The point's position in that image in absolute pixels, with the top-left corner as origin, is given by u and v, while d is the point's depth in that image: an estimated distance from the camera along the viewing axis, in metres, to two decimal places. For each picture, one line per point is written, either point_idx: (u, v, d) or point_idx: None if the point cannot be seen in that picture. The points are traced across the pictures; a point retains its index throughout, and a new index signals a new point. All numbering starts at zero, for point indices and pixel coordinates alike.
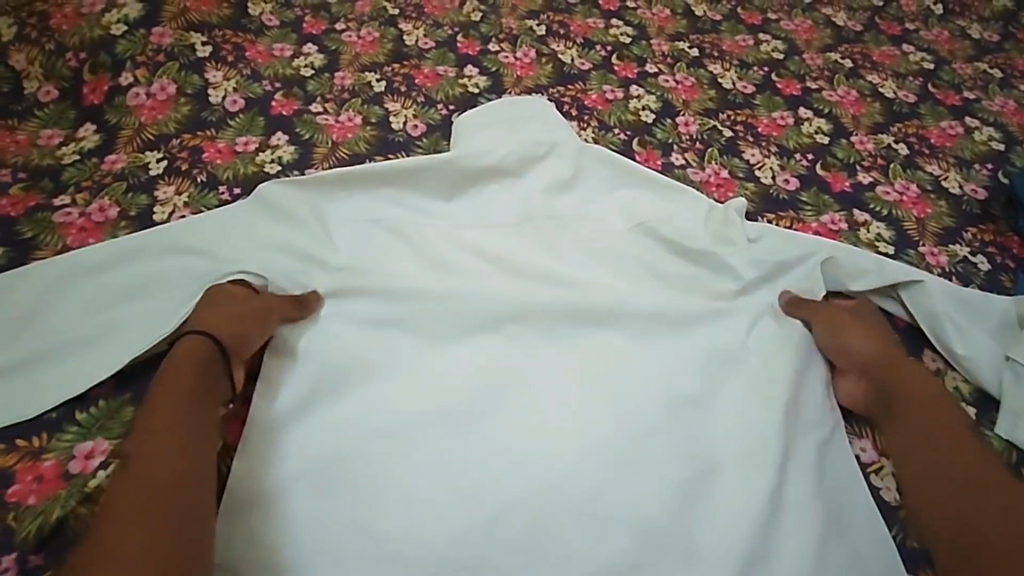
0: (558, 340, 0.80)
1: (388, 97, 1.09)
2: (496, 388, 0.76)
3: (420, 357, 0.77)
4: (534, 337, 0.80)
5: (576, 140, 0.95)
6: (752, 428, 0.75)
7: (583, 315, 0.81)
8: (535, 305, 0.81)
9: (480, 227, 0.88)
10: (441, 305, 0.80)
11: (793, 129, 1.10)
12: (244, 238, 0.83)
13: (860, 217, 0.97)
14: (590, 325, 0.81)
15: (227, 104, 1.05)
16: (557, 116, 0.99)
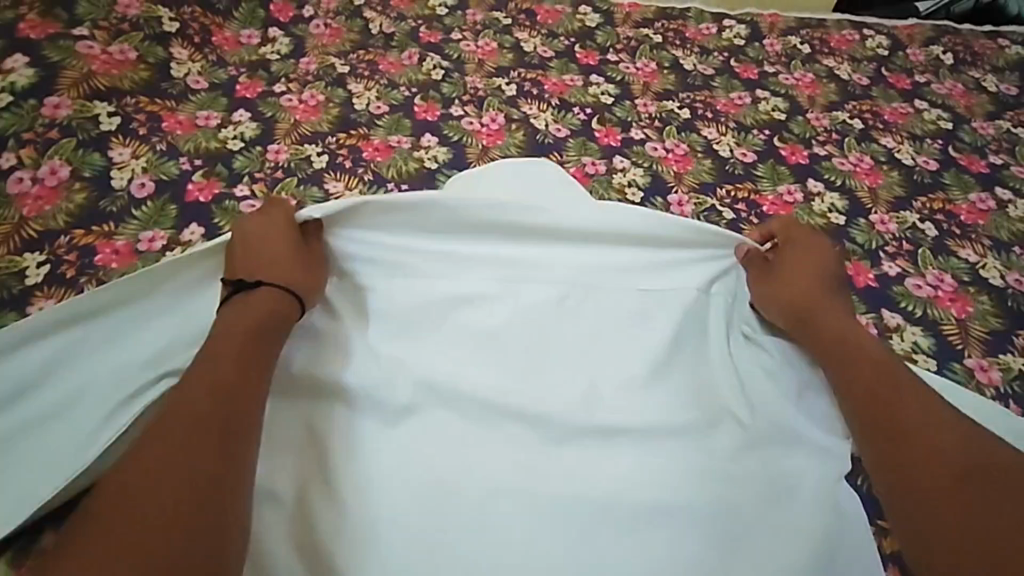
0: (524, 499, 0.67)
1: (329, 175, 0.93)
2: (466, 547, 0.64)
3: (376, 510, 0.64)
4: (495, 495, 0.67)
5: (564, 207, 0.80)
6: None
7: (554, 445, 0.70)
8: (499, 452, 0.69)
9: (444, 333, 0.75)
10: (395, 435, 0.68)
11: (801, 208, 0.95)
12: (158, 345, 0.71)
13: (892, 320, 0.81)
14: (571, 474, 0.69)
15: (133, 188, 0.87)
16: (538, 186, 0.88)
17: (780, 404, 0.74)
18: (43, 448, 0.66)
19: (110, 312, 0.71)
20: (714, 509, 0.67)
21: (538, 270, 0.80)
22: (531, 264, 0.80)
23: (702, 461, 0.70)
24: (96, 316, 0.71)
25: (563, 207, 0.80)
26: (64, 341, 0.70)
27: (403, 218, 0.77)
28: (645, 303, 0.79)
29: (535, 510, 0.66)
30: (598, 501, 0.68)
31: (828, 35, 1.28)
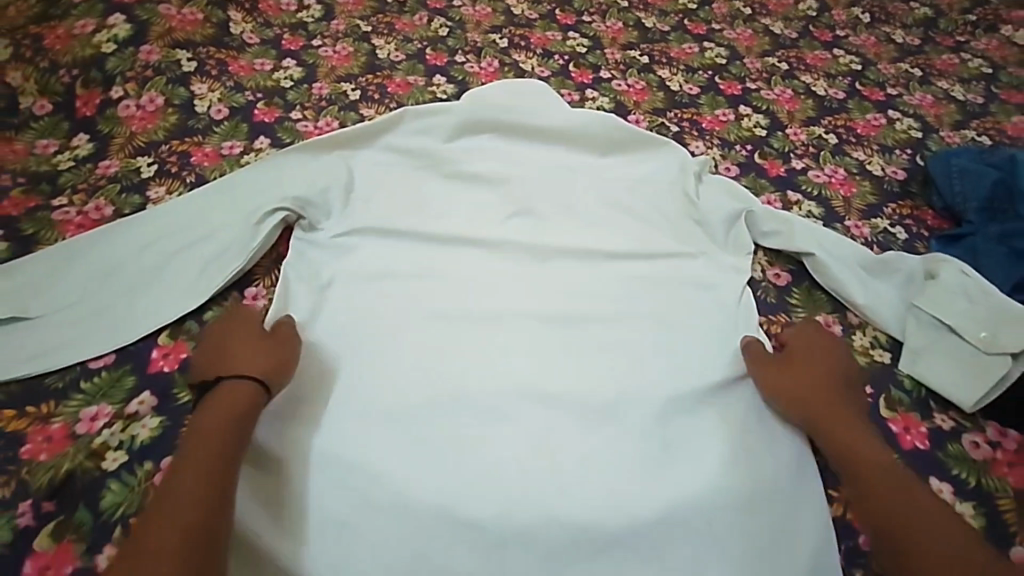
0: (518, 298, 0.91)
1: (363, 105, 1.19)
2: (492, 312, 0.90)
3: (428, 290, 0.92)
4: (477, 289, 0.92)
5: (558, 113, 1.12)
6: (692, 347, 0.87)
7: (529, 255, 0.96)
8: (501, 262, 0.96)
9: (467, 190, 1.05)
10: (438, 244, 0.97)
11: (734, 124, 1.21)
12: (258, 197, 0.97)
13: (794, 197, 1.07)
14: (543, 277, 0.94)
15: (213, 113, 1.13)
16: (543, 94, 1.16)
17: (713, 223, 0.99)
18: (180, 259, 0.90)
19: (229, 183, 1.00)
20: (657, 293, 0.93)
21: (519, 154, 1.09)
22: (513, 149, 1.10)
23: (648, 268, 0.96)
24: (221, 186, 1.00)
25: (558, 112, 1.13)
26: (195, 198, 0.98)
27: (438, 117, 1.11)
28: (606, 180, 1.06)
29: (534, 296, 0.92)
30: (558, 299, 0.92)
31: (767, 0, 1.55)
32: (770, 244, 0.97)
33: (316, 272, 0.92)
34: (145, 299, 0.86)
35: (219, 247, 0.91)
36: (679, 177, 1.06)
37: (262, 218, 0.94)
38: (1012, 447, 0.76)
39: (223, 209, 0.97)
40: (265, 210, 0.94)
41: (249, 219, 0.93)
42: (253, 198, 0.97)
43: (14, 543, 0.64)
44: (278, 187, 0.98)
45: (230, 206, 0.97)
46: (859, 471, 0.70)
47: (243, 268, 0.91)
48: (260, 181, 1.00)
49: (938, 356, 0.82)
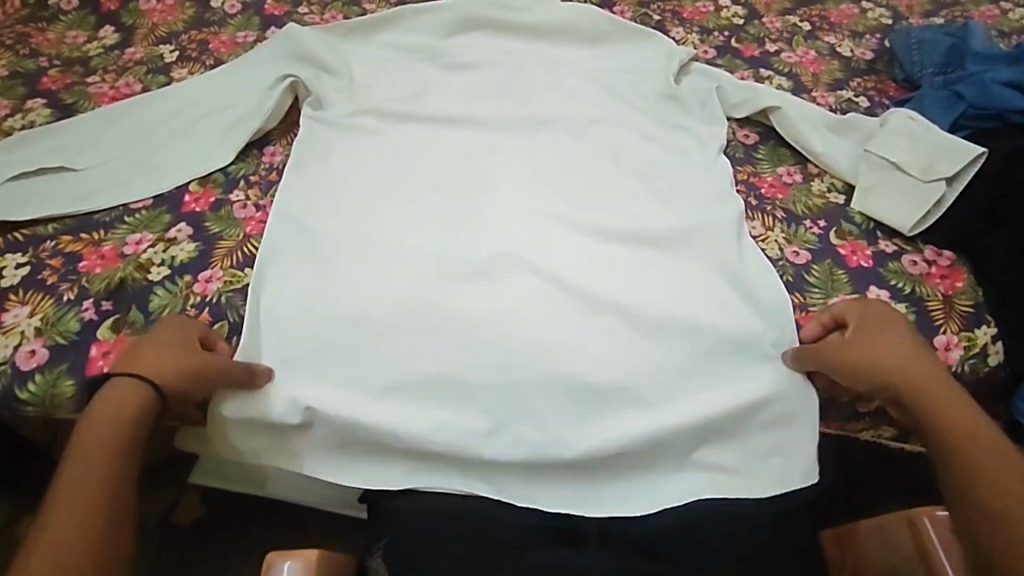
0: (511, 167, 0.97)
1: (365, 0, 1.27)
2: (488, 181, 0.95)
3: (427, 160, 0.97)
4: (472, 157, 0.98)
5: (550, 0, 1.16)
6: (670, 193, 0.95)
7: (516, 127, 1.02)
8: (497, 136, 1.01)
9: (456, 75, 1.09)
10: (435, 119, 1.02)
11: (713, 14, 1.28)
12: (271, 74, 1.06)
13: (765, 74, 1.16)
14: (531, 143, 1.00)
15: (226, 7, 1.21)
16: None
17: (689, 92, 1.06)
18: (201, 124, 0.98)
19: (238, 69, 1.07)
20: (641, 148, 1.00)
21: (508, 46, 1.13)
22: (501, 42, 1.14)
23: (633, 129, 1.02)
24: (230, 70, 1.07)
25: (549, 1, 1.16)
26: (212, 75, 1.06)
27: (429, 18, 1.14)
28: (590, 64, 1.12)
29: (525, 156, 0.98)
30: (547, 164, 0.97)
31: None
32: (744, 111, 1.03)
33: (315, 137, 0.98)
34: (170, 157, 0.94)
35: (232, 117, 0.99)
36: (660, 57, 1.12)
37: (270, 92, 1.01)
38: (946, 264, 0.86)
39: (235, 85, 1.04)
40: (272, 86, 1.02)
41: (259, 94, 1.01)
42: (262, 78, 1.05)
43: (81, 331, 0.77)
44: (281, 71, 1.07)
45: (240, 84, 1.05)
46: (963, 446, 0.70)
47: (256, 134, 0.99)
48: (265, 68, 1.08)
49: (885, 191, 0.91)
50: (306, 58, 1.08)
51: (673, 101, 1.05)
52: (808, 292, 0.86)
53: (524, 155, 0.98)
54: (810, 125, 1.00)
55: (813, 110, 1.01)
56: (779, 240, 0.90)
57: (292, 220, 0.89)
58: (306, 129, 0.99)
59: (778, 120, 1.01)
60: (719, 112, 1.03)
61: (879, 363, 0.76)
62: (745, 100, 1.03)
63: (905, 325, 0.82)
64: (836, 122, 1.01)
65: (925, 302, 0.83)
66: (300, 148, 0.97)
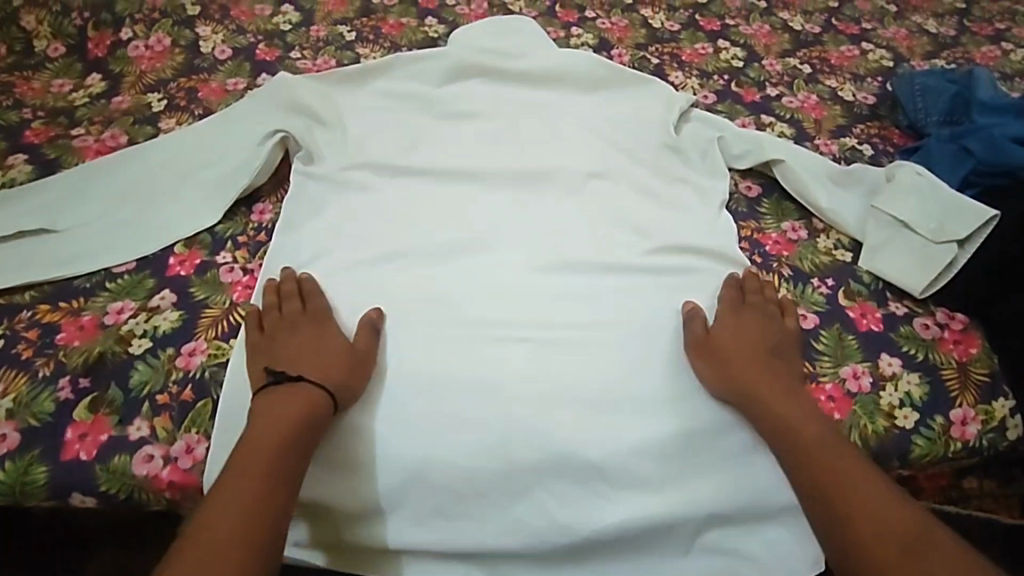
0: (509, 223, 0.94)
1: (359, 45, 1.25)
2: (486, 238, 0.92)
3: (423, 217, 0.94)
4: (468, 213, 0.95)
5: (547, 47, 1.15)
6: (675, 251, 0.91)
7: (514, 180, 0.99)
8: (494, 190, 0.98)
9: (453, 124, 1.07)
10: (431, 172, 0.99)
11: (712, 57, 1.26)
12: (262, 125, 1.04)
13: (767, 119, 1.13)
14: (529, 197, 0.97)
15: (217, 53, 1.19)
16: (535, 30, 1.17)
17: (689, 143, 1.04)
18: (188, 180, 0.95)
19: (228, 120, 1.05)
20: (641, 203, 0.97)
21: (504, 93, 1.11)
22: (497, 89, 1.12)
23: (632, 182, 0.99)
24: (220, 121, 1.04)
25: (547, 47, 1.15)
26: (200, 127, 1.03)
27: (425, 65, 1.12)
28: (588, 111, 1.10)
29: (523, 212, 0.96)
30: (545, 220, 0.95)
31: None
32: (745, 163, 1.01)
33: (307, 192, 0.95)
34: (154, 216, 0.91)
35: (220, 172, 0.96)
36: (660, 105, 1.10)
37: (261, 146, 0.99)
38: (959, 328, 0.84)
39: (224, 138, 1.02)
40: (262, 139, 0.99)
41: (249, 148, 0.98)
42: (251, 130, 1.02)
43: (57, 412, 0.73)
44: (271, 122, 1.04)
45: (229, 136, 1.02)
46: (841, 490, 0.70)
47: (245, 190, 0.96)
48: (256, 119, 1.05)
49: (895, 250, 0.88)
50: (298, 108, 1.06)
51: (673, 153, 1.03)
52: (819, 360, 0.81)
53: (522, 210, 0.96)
54: (814, 177, 0.97)
55: (817, 162, 0.99)
56: (785, 301, 0.87)
57: (279, 283, 0.85)
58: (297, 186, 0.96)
59: (783, 173, 0.98)
60: (721, 163, 1.01)
61: (792, 382, 0.78)
62: (746, 151, 1.01)
63: (919, 398, 0.79)
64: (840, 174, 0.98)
65: (940, 371, 0.81)
66: (290, 206, 0.94)
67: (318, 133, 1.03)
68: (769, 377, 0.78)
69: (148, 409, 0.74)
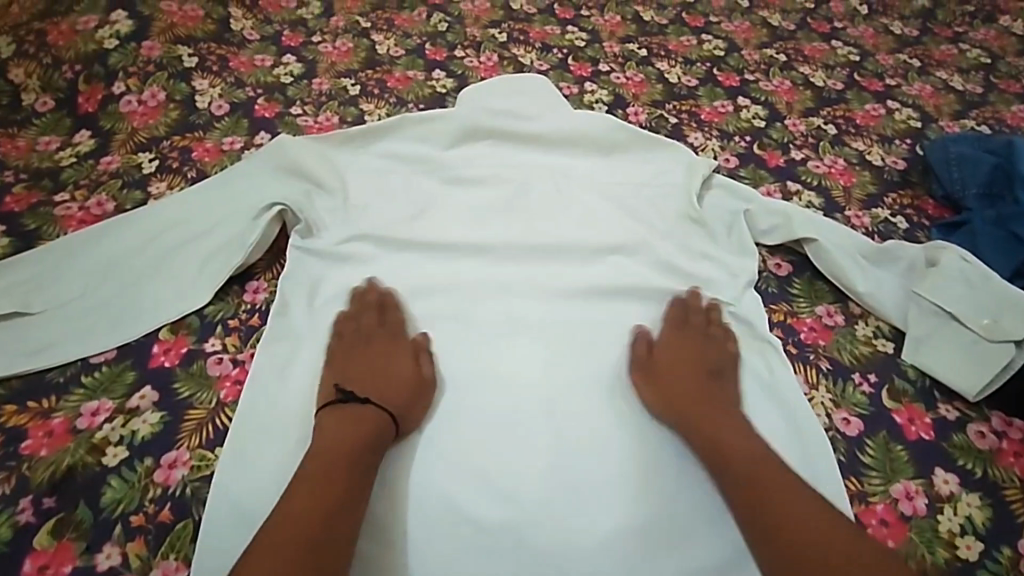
0: (522, 305, 0.87)
1: (363, 99, 1.19)
2: (498, 324, 0.86)
3: (431, 301, 0.88)
4: (479, 293, 0.88)
5: (562, 107, 1.10)
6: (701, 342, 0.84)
7: (528, 253, 0.92)
8: (506, 266, 0.91)
9: (463, 190, 1.01)
10: (439, 246, 0.92)
11: (732, 116, 1.21)
12: (259, 191, 0.97)
13: (793, 187, 1.07)
14: (544, 274, 0.91)
15: (213, 108, 1.13)
16: (549, 88, 1.13)
17: (714, 215, 0.98)
18: (176, 255, 0.89)
19: (223, 187, 0.98)
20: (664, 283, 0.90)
21: (515, 157, 1.05)
22: (507, 152, 1.06)
23: (653, 258, 0.93)
24: (214, 188, 0.98)
25: (561, 107, 1.10)
26: (189, 193, 0.96)
27: (433, 125, 1.06)
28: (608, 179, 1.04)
29: (538, 291, 0.89)
30: (562, 301, 0.88)
31: None
32: (772, 238, 0.95)
33: (304, 271, 0.88)
34: (137, 297, 0.84)
35: (211, 249, 0.89)
36: (681, 170, 1.04)
37: (257, 220, 0.92)
38: (1017, 436, 0.77)
39: (219, 208, 0.95)
40: (258, 214, 0.93)
41: (244, 222, 0.92)
42: (248, 200, 0.96)
43: (14, 539, 0.65)
44: (271, 190, 0.98)
45: (224, 206, 0.95)
46: (750, 492, 0.70)
47: (236, 269, 0.89)
48: (253, 186, 0.99)
49: (941, 344, 0.83)
50: (299, 173, 1.00)
51: (696, 225, 0.96)
52: (866, 475, 0.74)
53: (536, 289, 0.89)
54: (850, 256, 0.91)
55: (851, 241, 0.93)
56: (824, 402, 0.80)
57: (271, 379, 0.78)
58: (294, 262, 0.90)
59: (816, 251, 0.92)
60: (748, 240, 0.95)
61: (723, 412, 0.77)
62: (775, 226, 0.95)
63: (982, 523, 0.71)
64: (877, 251, 0.92)
65: (1002, 490, 0.73)
66: (284, 287, 0.87)
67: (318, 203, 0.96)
68: (697, 356, 0.82)
69: (120, 532, 0.66)
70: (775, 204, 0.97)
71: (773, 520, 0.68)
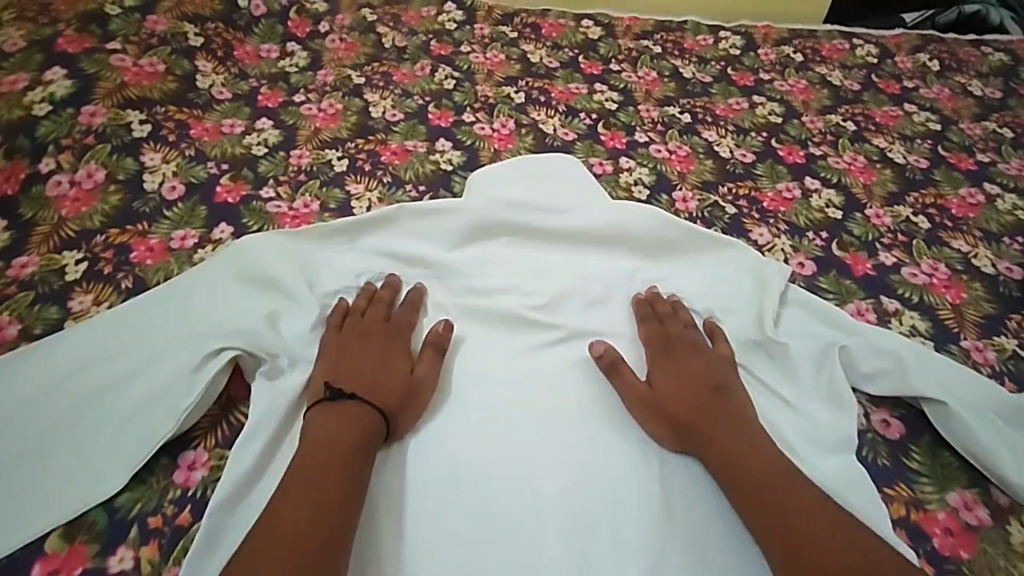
0: (554, 484, 0.68)
1: (351, 178, 0.98)
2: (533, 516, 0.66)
3: (451, 481, 0.67)
4: (510, 471, 0.68)
5: (597, 196, 0.90)
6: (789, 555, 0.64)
7: (561, 408, 0.73)
8: (532, 424, 0.72)
9: (482, 311, 0.79)
10: (459, 402, 0.73)
11: (801, 204, 1.00)
12: (206, 313, 0.75)
13: (890, 305, 0.86)
14: (576, 437, 0.71)
15: (165, 191, 0.91)
16: (580, 170, 0.94)
17: (792, 351, 0.77)
18: (90, 417, 0.68)
19: (161, 309, 0.76)
20: None
21: (541, 261, 0.84)
22: (531, 253, 0.84)
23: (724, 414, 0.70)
24: (148, 313, 0.75)
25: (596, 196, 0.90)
26: (114, 315, 0.75)
27: (438, 218, 0.85)
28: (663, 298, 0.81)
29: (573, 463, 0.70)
30: (601, 480, 0.69)
31: (819, 45, 1.37)
32: (873, 385, 0.76)
33: (271, 427, 0.68)
34: (33, 481, 0.64)
35: (136, 412, 0.68)
36: (748, 283, 0.83)
37: (198, 369, 0.70)
38: None
39: (151, 345, 0.73)
40: (200, 358, 0.70)
41: (179, 372, 0.70)
42: (189, 334, 0.73)
43: None
44: (221, 317, 0.75)
45: (158, 340, 0.73)
46: (751, 497, 0.64)
47: (166, 440, 0.67)
48: (200, 308, 0.76)
49: None
50: (266, 287, 0.78)
51: (772, 366, 0.77)
52: None
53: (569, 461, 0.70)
54: (990, 429, 0.72)
55: (983, 405, 0.74)
56: None
57: None
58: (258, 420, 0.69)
59: (955, 423, 0.72)
60: (842, 388, 0.75)
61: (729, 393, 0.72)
62: (875, 373, 0.76)
63: None
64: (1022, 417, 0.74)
65: None
66: (243, 451, 0.67)
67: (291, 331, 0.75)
68: (686, 402, 0.71)
69: None
70: (871, 343, 0.78)
71: (783, 529, 0.62)
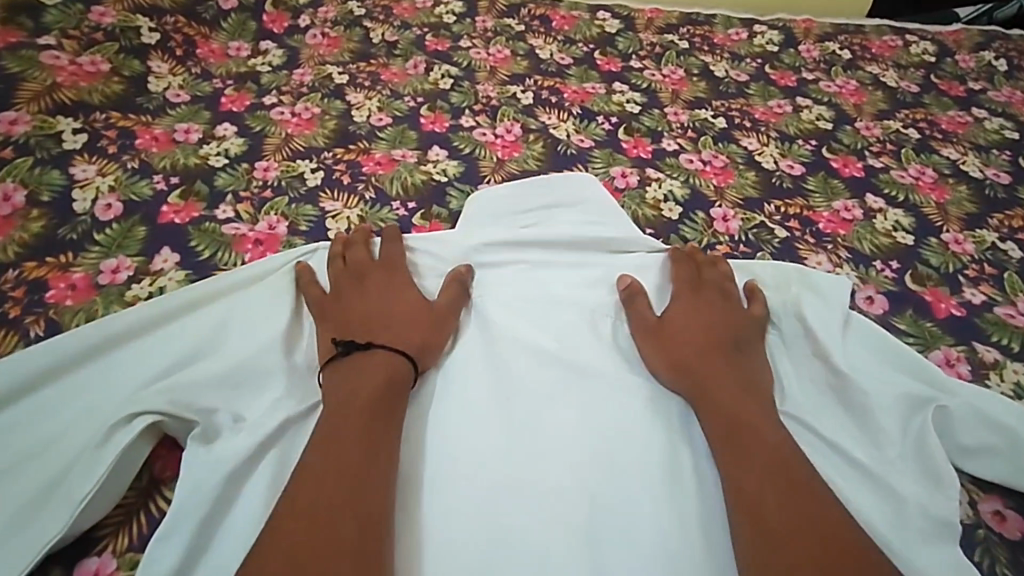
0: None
1: (325, 193, 0.81)
2: None
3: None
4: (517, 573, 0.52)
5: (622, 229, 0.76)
6: None
7: (581, 486, 0.57)
8: (544, 505, 0.55)
9: (487, 361, 0.64)
10: (458, 481, 0.56)
11: (864, 226, 0.83)
12: (132, 365, 0.60)
13: (987, 354, 0.70)
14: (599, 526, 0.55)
15: (99, 212, 0.75)
16: (600, 195, 0.80)
17: (880, 408, 0.61)
18: None
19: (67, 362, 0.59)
20: None
21: (554, 295, 0.70)
22: (542, 286, 0.71)
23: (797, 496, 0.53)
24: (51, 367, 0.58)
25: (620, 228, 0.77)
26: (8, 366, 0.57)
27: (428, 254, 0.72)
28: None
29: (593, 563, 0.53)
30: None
31: (869, 41, 1.20)
32: (979, 465, 0.60)
33: (200, 510, 0.52)
34: None
35: (18, 509, 0.52)
36: (813, 321, 0.67)
37: (106, 448, 0.54)
38: None
39: (52, 413, 0.57)
40: (111, 434, 0.54)
41: (82, 453, 0.53)
42: (103, 399, 0.57)
43: None
44: (148, 376, 0.59)
45: (64, 407, 0.57)
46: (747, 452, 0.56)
47: (57, 548, 0.51)
48: (123, 363, 0.60)
49: None
50: (212, 330, 0.63)
51: (855, 430, 0.61)
52: None
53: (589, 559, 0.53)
54: None
55: None
56: None
57: None
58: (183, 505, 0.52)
59: None
60: (943, 459, 0.58)
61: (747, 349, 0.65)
62: (983, 442, 0.60)
63: None
64: None
65: None
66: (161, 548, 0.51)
67: (237, 383, 0.60)
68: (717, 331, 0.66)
69: None
70: (978, 404, 0.62)
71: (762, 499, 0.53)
